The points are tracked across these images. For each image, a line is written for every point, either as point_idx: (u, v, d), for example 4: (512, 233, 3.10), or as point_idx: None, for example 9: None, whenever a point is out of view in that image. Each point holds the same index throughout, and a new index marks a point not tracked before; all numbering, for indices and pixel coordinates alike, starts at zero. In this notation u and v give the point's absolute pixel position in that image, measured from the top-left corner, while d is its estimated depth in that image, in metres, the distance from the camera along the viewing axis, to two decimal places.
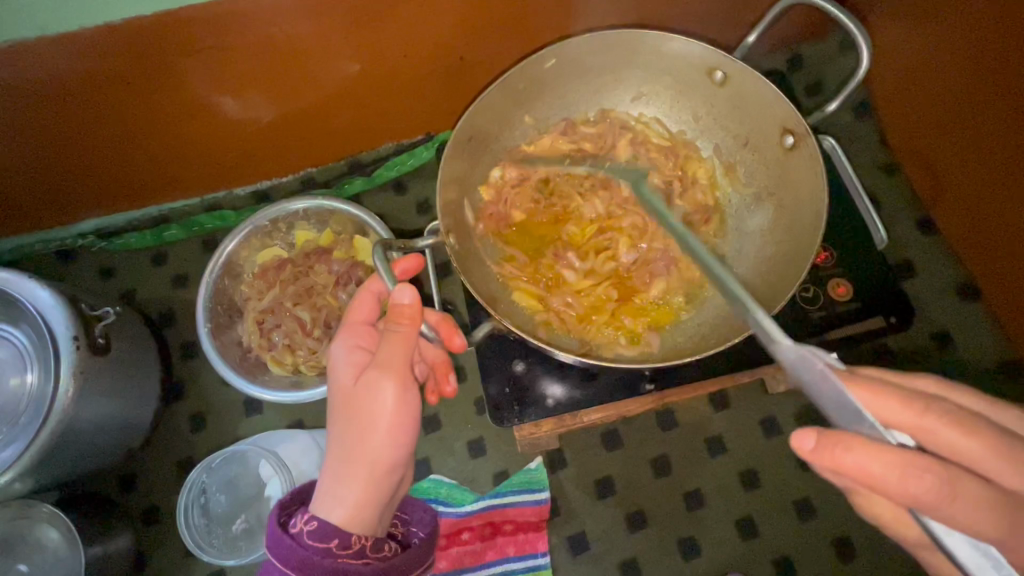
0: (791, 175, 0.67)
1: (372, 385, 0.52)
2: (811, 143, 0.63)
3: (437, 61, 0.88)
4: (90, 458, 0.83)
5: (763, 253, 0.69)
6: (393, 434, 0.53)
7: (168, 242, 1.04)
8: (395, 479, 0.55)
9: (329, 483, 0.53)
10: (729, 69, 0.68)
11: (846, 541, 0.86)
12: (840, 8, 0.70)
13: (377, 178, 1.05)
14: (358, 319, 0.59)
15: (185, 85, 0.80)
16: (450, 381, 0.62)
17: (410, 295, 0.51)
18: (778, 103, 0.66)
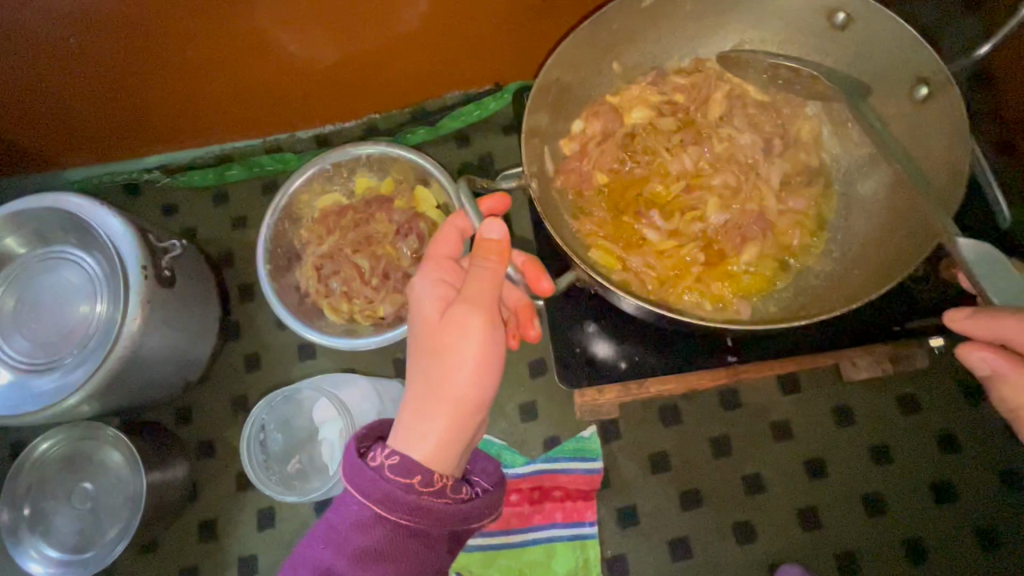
0: (924, 132, 0.61)
1: (461, 318, 0.48)
2: (953, 91, 0.57)
3: (517, 1, 0.82)
4: (152, 388, 0.84)
5: (874, 221, 0.63)
6: (480, 372, 0.49)
7: (228, 182, 1.05)
8: (478, 420, 0.51)
9: (411, 418, 0.50)
10: (856, 10, 0.61)
11: (917, 542, 0.80)
12: None
13: (440, 128, 1.01)
14: (441, 253, 0.56)
15: (254, 12, 0.76)
16: (535, 327, 0.56)
17: (500, 230, 0.48)
18: (913, 47, 0.59)
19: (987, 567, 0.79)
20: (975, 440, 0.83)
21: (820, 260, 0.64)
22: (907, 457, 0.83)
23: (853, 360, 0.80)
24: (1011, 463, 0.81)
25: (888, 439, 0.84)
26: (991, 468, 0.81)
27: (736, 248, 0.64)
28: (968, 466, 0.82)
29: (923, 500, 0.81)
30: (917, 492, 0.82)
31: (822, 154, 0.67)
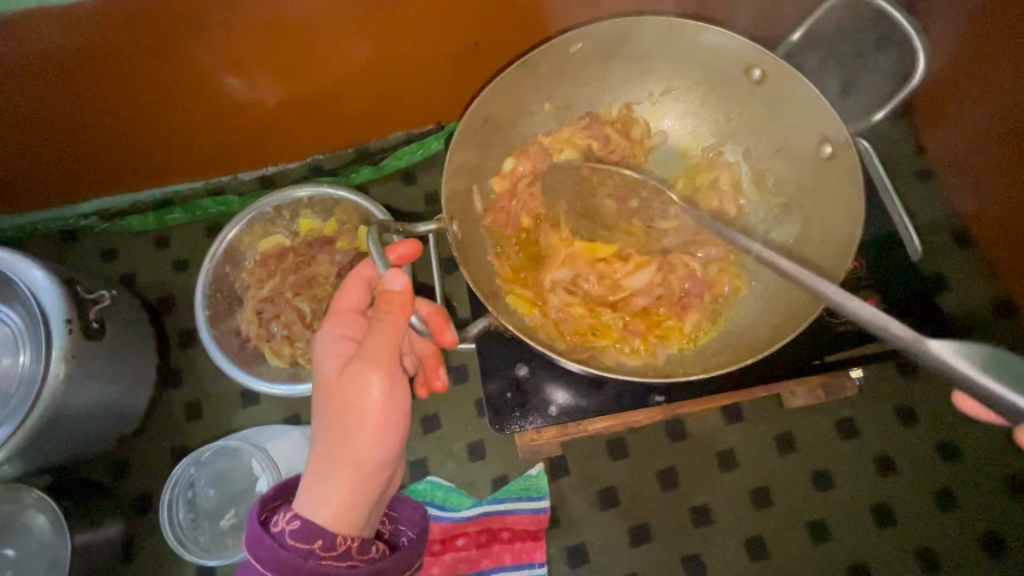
0: (826, 184, 0.64)
1: (358, 376, 0.52)
2: (851, 153, 0.59)
3: (451, 47, 0.84)
4: (81, 444, 0.81)
5: (793, 262, 0.65)
6: (380, 427, 0.53)
7: (170, 226, 1.02)
8: (381, 476, 0.54)
9: (314, 480, 0.52)
10: (768, 69, 0.64)
11: (861, 567, 0.81)
12: (904, 17, 0.66)
13: (384, 168, 1.02)
14: (345, 307, 0.58)
15: (187, 61, 0.77)
16: (441, 376, 0.62)
17: (401, 282, 0.51)
18: (822, 110, 0.61)
19: None
20: (912, 462, 0.84)
21: (738, 305, 0.67)
22: (848, 481, 0.84)
23: (791, 388, 0.81)
24: (947, 484, 0.83)
25: (829, 464, 0.85)
26: (928, 489, 0.83)
27: (652, 290, 0.67)
28: (907, 488, 0.84)
29: (865, 524, 0.82)
30: (859, 516, 0.83)
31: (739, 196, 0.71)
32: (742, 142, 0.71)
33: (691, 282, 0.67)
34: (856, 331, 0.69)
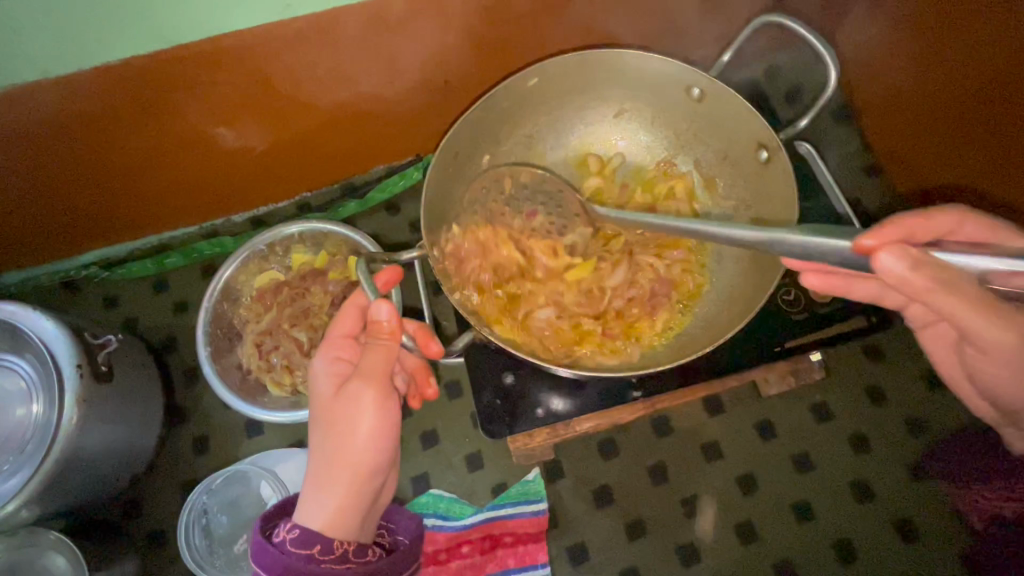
0: (767, 189, 0.72)
1: (353, 394, 0.57)
2: (784, 159, 0.68)
3: (425, 86, 0.92)
4: (95, 484, 0.84)
5: (742, 259, 0.74)
6: (373, 440, 0.58)
7: (168, 270, 1.07)
8: (374, 485, 0.59)
9: (312, 489, 0.57)
10: (705, 87, 0.72)
11: (845, 542, 0.86)
12: (806, 28, 0.78)
13: (369, 201, 1.07)
14: (340, 331, 0.63)
15: (181, 116, 0.83)
16: (432, 384, 0.66)
17: (387, 310, 0.55)
18: (753, 119, 0.70)
19: (911, 556, 0.85)
20: (885, 438, 0.90)
21: (704, 306, 0.74)
22: (827, 461, 0.89)
23: (764, 377, 0.87)
24: (919, 456, 0.89)
25: (808, 447, 0.90)
26: (902, 462, 0.88)
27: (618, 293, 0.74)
28: (882, 463, 0.89)
29: (845, 500, 0.87)
30: (839, 493, 0.88)
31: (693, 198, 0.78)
32: (692, 153, 0.79)
33: (658, 283, 0.75)
34: (807, 315, 0.77)
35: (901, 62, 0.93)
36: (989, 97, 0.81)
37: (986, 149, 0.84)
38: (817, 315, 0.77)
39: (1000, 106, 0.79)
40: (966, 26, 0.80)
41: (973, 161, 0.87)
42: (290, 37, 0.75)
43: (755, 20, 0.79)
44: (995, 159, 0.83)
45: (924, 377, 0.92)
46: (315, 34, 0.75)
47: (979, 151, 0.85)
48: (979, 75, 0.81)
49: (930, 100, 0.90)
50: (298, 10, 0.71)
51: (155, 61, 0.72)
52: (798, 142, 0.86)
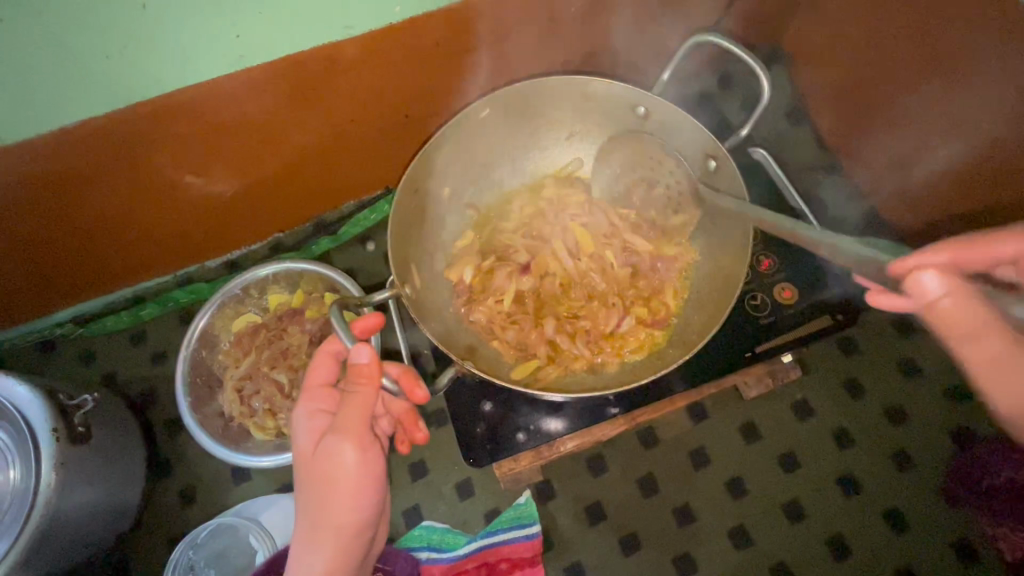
0: (719, 192, 0.75)
1: (332, 451, 0.57)
2: (728, 163, 0.71)
3: (389, 122, 0.94)
4: (78, 547, 0.82)
5: (712, 263, 0.76)
6: (356, 496, 0.57)
7: (145, 321, 1.07)
8: (363, 537, 0.59)
9: (299, 549, 0.57)
10: (650, 106, 0.75)
11: (838, 538, 0.86)
12: (741, 48, 0.78)
13: (343, 236, 1.09)
14: (316, 380, 0.63)
15: (146, 170, 0.83)
16: (421, 427, 0.64)
17: (367, 353, 0.55)
18: (696, 132, 0.73)
19: (904, 545, 0.85)
20: (868, 430, 0.91)
21: (683, 316, 0.76)
22: (813, 458, 0.90)
23: (743, 380, 0.88)
24: (901, 445, 0.90)
25: (793, 445, 0.91)
26: (885, 453, 0.90)
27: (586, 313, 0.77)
28: (866, 455, 0.90)
29: (834, 496, 0.88)
30: (828, 489, 0.88)
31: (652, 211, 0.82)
32: None
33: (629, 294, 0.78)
34: (774, 318, 0.79)
35: (854, 62, 0.98)
36: (944, 91, 0.84)
37: (954, 141, 0.85)
38: (785, 317, 0.79)
39: (957, 97, 0.83)
40: (913, 28, 0.85)
41: (941, 158, 0.88)
42: (249, 86, 0.76)
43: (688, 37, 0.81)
44: (963, 150, 0.84)
45: (899, 366, 0.94)
46: (273, 82, 0.77)
47: (947, 144, 0.87)
48: (932, 73, 0.85)
49: (891, 105, 0.94)
50: (252, 60, 0.73)
51: (114, 117, 0.73)
52: (752, 149, 0.88)
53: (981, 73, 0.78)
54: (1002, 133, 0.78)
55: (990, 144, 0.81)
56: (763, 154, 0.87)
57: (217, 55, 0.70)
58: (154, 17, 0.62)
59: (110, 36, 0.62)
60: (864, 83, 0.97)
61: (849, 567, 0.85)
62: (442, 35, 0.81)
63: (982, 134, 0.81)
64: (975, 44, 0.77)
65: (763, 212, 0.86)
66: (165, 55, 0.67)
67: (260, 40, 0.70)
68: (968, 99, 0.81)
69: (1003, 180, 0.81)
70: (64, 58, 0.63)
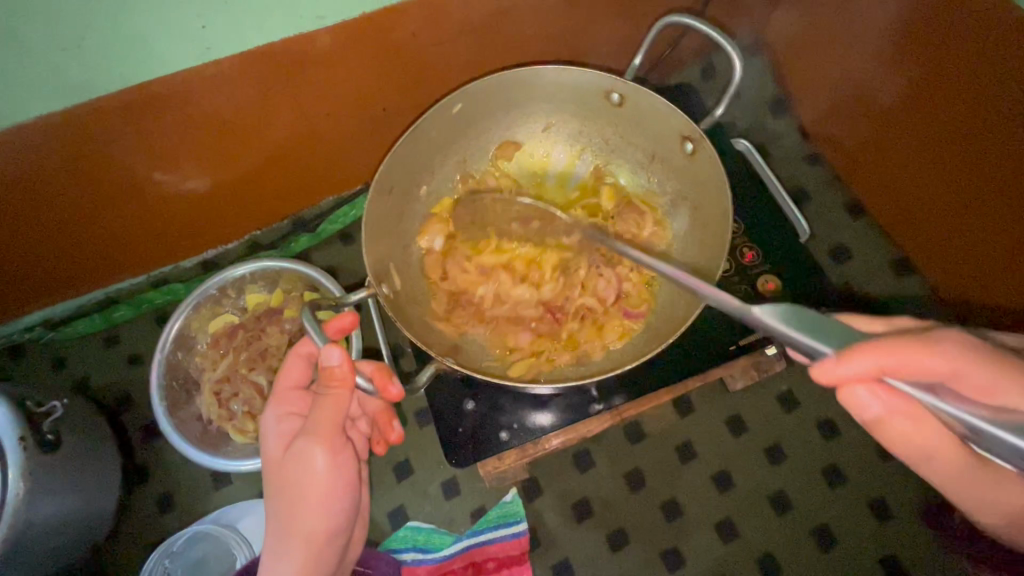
0: (699, 179, 0.74)
1: (302, 455, 0.55)
2: (708, 148, 0.70)
3: (367, 114, 0.91)
4: (50, 558, 0.80)
5: (690, 253, 0.76)
6: (327, 501, 0.56)
7: (118, 324, 1.03)
8: (335, 544, 0.58)
9: (269, 559, 0.56)
10: (624, 92, 0.74)
11: (824, 528, 0.87)
12: (705, 23, 0.76)
13: (322, 233, 1.07)
14: (288, 383, 0.62)
15: (112, 168, 0.80)
16: (395, 427, 0.61)
17: (337, 355, 0.53)
18: (672, 116, 0.72)
19: (887, 534, 0.86)
20: (852, 421, 0.91)
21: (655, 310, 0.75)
22: (798, 450, 0.90)
23: (728, 372, 0.88)
24: None
25: (779, 437, 0.91)
26: (869, 443, 0.90)
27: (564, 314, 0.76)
28: (850, 445, 0.90)
29: (818, 487, 0.88)
30: (813, 481, 0.89)
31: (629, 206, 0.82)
32: (622, 157, 0.81)
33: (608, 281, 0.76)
34: (759, 310, 0.78)
35: (837, 51, 0.97)
36: (929, 88, 0.83)
37: (943, 136, 0.84)
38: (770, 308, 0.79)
39: (942, 91, 0.81)
40: (901, 31, 0.85)
41: (923, 149, 0.88)
42: (218, 79, 0.73)
43: (657, 22, 0.80)
44: (946, 141, 0.84)
45: None
46: (243, 75, 0.75)
47: (941, 146, 0.85)
48: (921, 73, 0.84)
49: (883, 109, 0.93)
50: (220, 52, 0.70)
51: (76, 112, 0.70)
52: (735, 140, 0.88)
53: (963, 62, 0.77)
54: (994, 132, 0.76)
55: (984, 145, 0.78)
56: (746, 146, 0.87)
57: (184, 47, 0.67)
58: (115, 7, 0.59)
59: (67, 28, 0.59)
60: (850, 71, 0.97)
61: (833, 558, 0.85)
62: (419, 25, 0.79)
63: (975, 133, 0.79)
64: (959, 42, 0.76)
65: (746, 202, 0.86)
66: (127, 47, 0.65)
67: (228, 31, 0.68)
68: (958, 98, 0.79)
69: (1000, 182, 0.78)
70: (17, 50, 0.60)
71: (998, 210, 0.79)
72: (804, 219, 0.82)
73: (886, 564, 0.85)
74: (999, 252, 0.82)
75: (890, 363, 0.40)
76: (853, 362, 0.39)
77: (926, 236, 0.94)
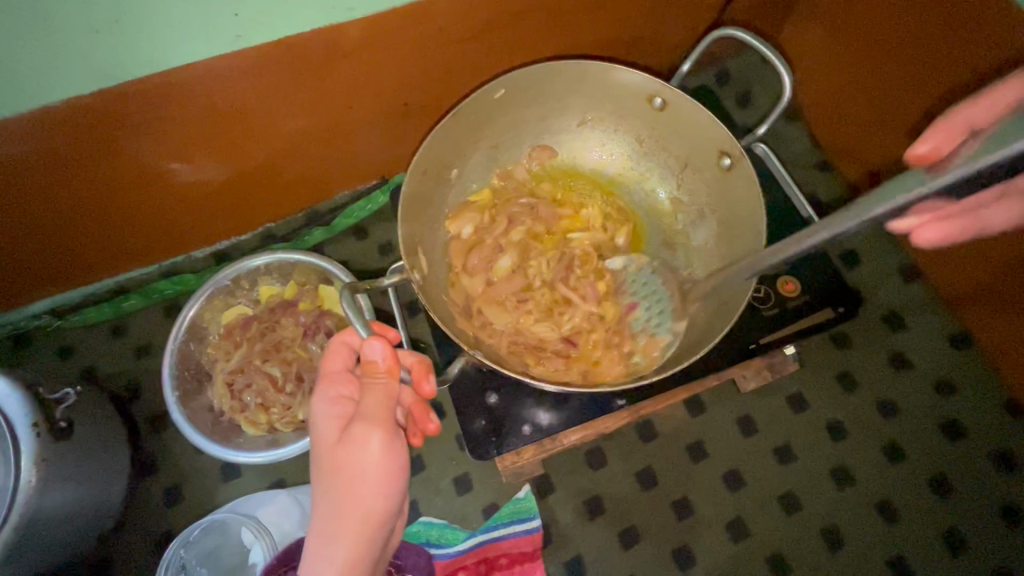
0: (728, 194, 0.76)
1: (361, 438, 0.55)
2: (745, 167, 0.71)
3: (389, 108, 0.92)
4: (57, 548, 0.79)
5: (711, 264, 0.78)
6: (382, 486, 0.56)
7: (127, 313, 1.02)
8: (386, 527, 0.58)
9: (319, 540, 0.55)
10: (669, 98, 0.75)
11: (832, 529, 0.88)
12: (766, 43, 0.76)
13: (336, 226, 1.07)
14: (335, 367, 0.62)
15: (136, 153, 0.80)
16: (432, 419, 0.61)
17: (379, 347, 0.56)
18: (716, 130, 0.73)
19: (894, 536, 0.87)
20: (859, 422, 0.93)
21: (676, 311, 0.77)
22: (808, 450, 0.92)
23: (740, 373, 0.89)
24: (892, 437, 0.92)
25: (788, 438, 0.92)
26: (876, 444, 0.92)
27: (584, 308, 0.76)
28: (858, 447, 0.92)
29: (827, 488, 0.90)
30: (821, 482, 0.90)
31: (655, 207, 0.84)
32: (656, 160, 0.83)
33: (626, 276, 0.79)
34: (776, 310, 0.80)
35: (849, 60, 1.00)
36: (942, 95, 0.85)
37: None
38: (786, 309, 0.80)
39: (955, 98, 0.83)
40: (910, 39, 0.87)
41: None
42: (244, 68, 0.74)
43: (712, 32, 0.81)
44: None
45: (889, 359, 0.96)
46: (268, 64, 0.74)
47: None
48: (930, 80, 0.87)
49: (893, 116, 0.95)
50: (249, 41, 0.70)
51: (102, 96, 0.69)
52: (753, 144, 0.89)
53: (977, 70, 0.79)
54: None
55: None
56: (765, 151, 0.87)
57: (215, 34, 0.67)
58: None
59: (100, 11, 0.59)
60: (861, 78, 0.98)
61: (841, 557, 0.86)
62: (447, 20, 0.79)
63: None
64: (977, 46, 0.78)
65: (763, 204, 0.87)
66: (159, 30, 0.64)
67: (259, 20, 0.68)
68: (966, 102, 0.82)
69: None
70: (50, 31, 0.60)
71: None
72: (821, 223, 0.84)
73: (893, 565, 0.86)
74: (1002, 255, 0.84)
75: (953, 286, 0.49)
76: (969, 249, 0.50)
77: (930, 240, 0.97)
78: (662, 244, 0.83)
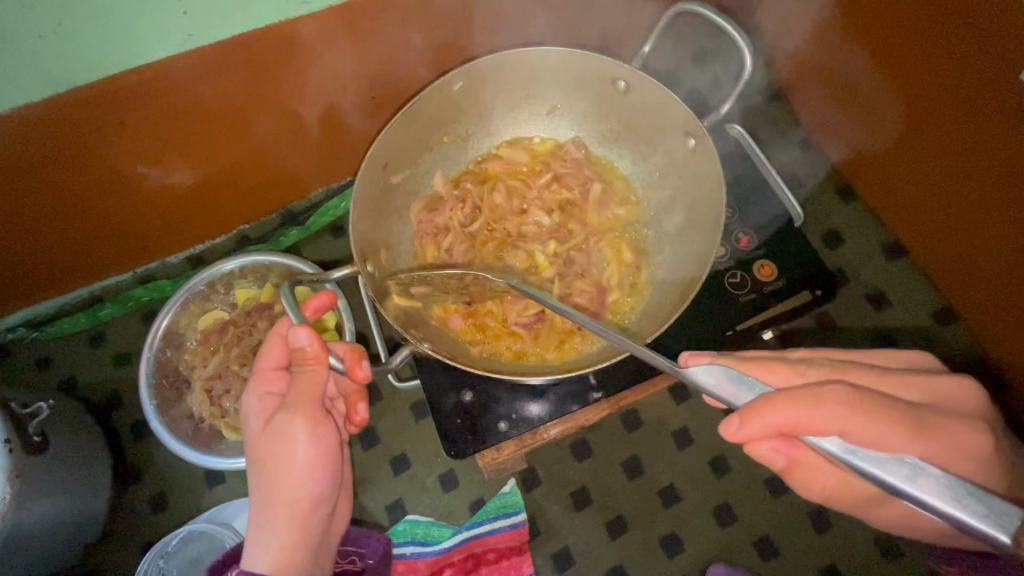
0: (697, 175, 0.75)
1: (284, 425, 0.57)
2: (709, 146, 0.71)
3: (358, 103, 0.90)
4: (39, 562, 0.78)
5: (682, 247, 0.77)
6: (309, 472, 0.58)
7: (104, 322, 1.01)
8: (319, 512, 0.60)
9: (254, 532, 0.58)
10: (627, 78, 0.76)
11: (820, 510, 0.87)
12: (727, 19, 0.76)
13: (311, 226, 1.05)
14: (268, 364, 0.62)
15: (99, 157, 0.77)
16: (360, 409, 0.63)
17: (304, 335, 0.57)
18: (680, 111, 0.73)
19: None
20: None
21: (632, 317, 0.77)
22: None
23: None
24: None
25: None
26: None
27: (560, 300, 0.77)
28: None
29: None
30: None
31: (628, 192, 0.84)
32: (624, 146, 0.83)
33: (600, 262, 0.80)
34: (754, 295, 0.79)
35: (827, 37, 0.97)
36: (917, 61, 0.83)
37: (930, 110, 0.84)
38: (764, 293, 0.80)
39: (929, 65, 0.82)
40: (893, 14, 0.84)
41: (910, 127, 0.88)
42: (200, 65, 0.71)
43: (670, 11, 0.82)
44: (933, 115, 0.84)
45: (872, 334, 0.98)
46: (224, 60, 0.72)
47: (921, 118, 0.86)
48: (908, 40, 0.83)
49: (870, 89, 0.93)
50: (202, 39, 0.68)
51: (56, 104, 0.67)
52: (728, 126, 0.88)
53: (950, 33, 0.77)
54: (986, 86, 0.75)
55: (983, 120, 0.77)
56: (741, 131, 0.87)
57: (163, 32, 0.65)
58: None
59: (37, 15, 0.57)
60: (838, 53, 0.97)
61: (828, 539, 0.86)
62: (410, 11, 0.77)
63: (964, 88, 0.78)
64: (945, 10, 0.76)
65: (741, 188, 0.86)
66: (102, 30, 0.62)
67: (210, 17, 0.66)
68: (946, 57, 0.79)
69: (1001, 155, 0.76)
70: None
71: (995, 169, 0.78)
72: (798, 205, 0.82)
73: (881, 544, 0.86)
74: (985, 222, 0.82)
75: (785, 422, 0.43)
76: (749, 427, 0.44)
77: (926, 222, 0.93)
78: (633, 226, 0.82)
